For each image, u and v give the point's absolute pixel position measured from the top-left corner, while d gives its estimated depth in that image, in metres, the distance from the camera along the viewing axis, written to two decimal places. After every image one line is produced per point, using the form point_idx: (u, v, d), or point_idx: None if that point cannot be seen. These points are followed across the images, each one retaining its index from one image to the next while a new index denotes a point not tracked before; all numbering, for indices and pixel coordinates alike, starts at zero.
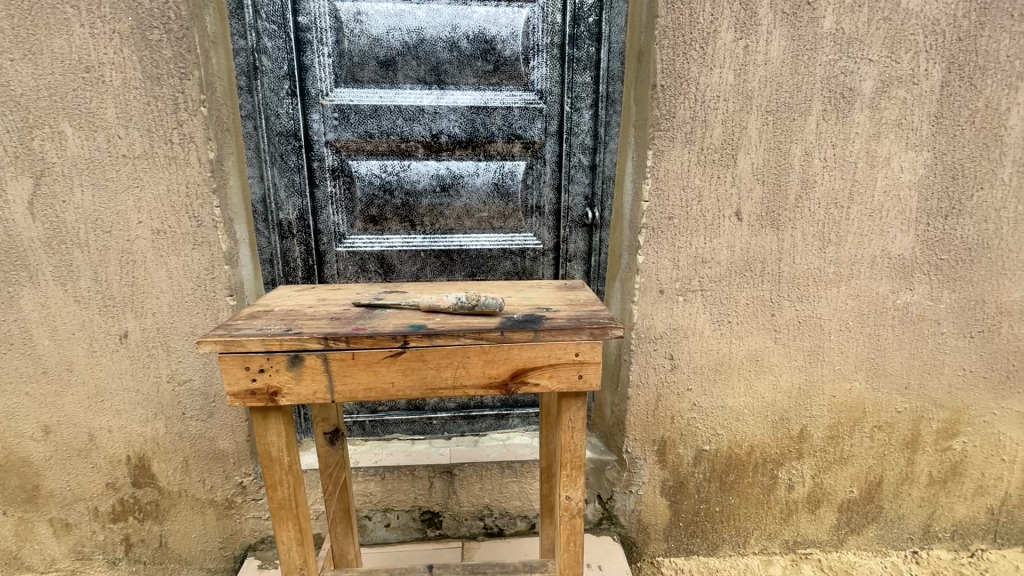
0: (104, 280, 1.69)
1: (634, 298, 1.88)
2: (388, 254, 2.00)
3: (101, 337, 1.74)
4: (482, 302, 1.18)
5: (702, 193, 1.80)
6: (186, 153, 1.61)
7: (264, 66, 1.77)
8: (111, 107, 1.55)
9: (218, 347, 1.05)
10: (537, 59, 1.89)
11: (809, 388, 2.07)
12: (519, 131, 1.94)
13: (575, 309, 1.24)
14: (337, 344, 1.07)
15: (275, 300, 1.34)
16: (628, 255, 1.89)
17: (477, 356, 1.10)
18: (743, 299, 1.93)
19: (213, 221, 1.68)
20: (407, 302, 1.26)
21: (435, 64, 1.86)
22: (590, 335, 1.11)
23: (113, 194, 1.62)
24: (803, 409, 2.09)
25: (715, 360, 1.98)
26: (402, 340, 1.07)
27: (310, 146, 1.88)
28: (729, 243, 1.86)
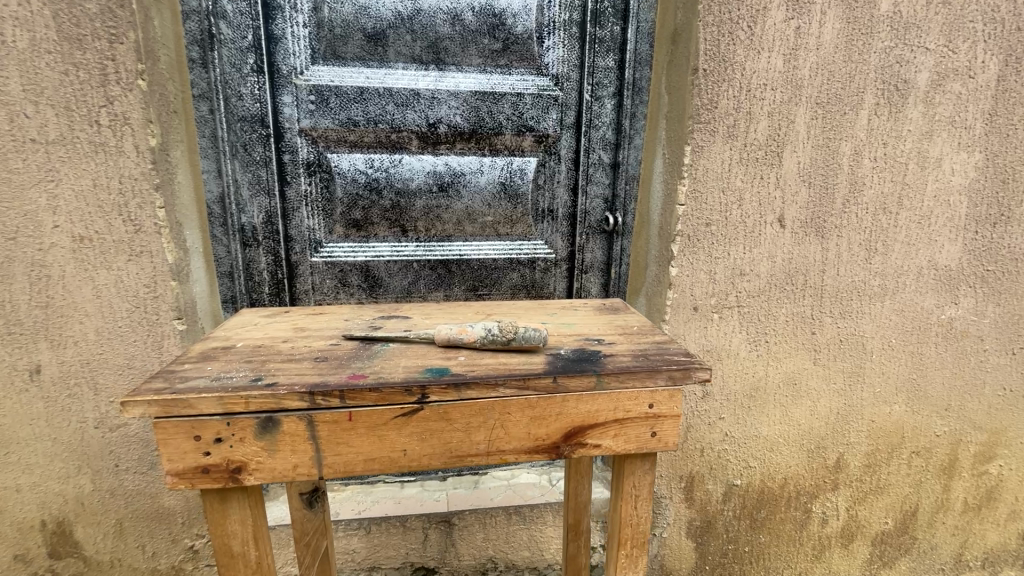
0: (8, 302, 1.31)
1: (665, 317, 1.62)
2: (375, 266, 1.69)
3: (5, 374, 1.35)
4: (521, 335, 0.90)
5: (743, 196, 1.56)
6: (118, 139, 1.26)
7: (222, 34, 1.42)
8: (14, 76, 1.17)
9: (153, 410, 0.73)
10: (552, 38, 1.63)
11: (848, 414, 1.85)
12: (531, 122, 1.67)
13: (633, 342, 0.97)
14: (328, 401, 0.76)
15: (238, 330, 1.02)
16: (657, 266, 1.64)
17: (521, 412, 0.81)
18: (782, 317, 1.69)
19: (156, 225, 1.33)
20: (418, 335, 0.97)
21: (434, 40, 1.56)
22: (666, 380, 0.84)
23: (18, 190, 1.24)
24: (840, 436, 1.87)
25: (751, 385, 1.74)
26: (419, 394, 0.78)
27: (280, 136, 1.54)
28: (770, 253, 1.62)
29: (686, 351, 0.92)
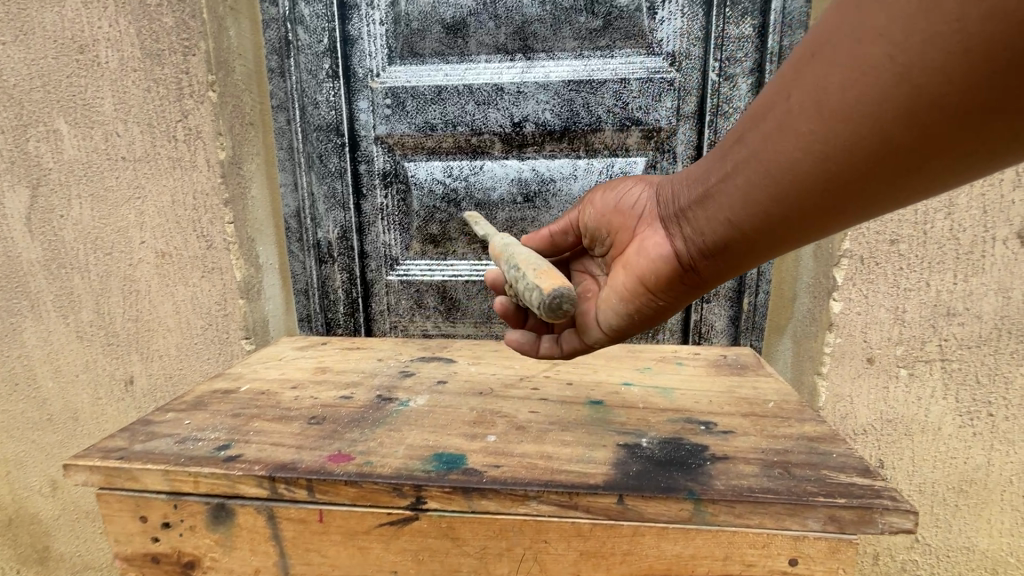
0: (107, 314, 1.33)
1: (822, 370, 1.16)
2: (452, 286, 1.49)
3: (105, 383, 1.37)
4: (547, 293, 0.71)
5: (955, 201, 1.05)
6: (192, 153, 1.22)
7: (299, 40, 1.37)
8: (108, 96, 1.20)
9: (96, 479, 0.59)
10: (668, 6, 1.29)
11: None
12: (638, 114, 1.35)
13: (763, 436, 0.61)
14: (293, 492, 0.55)
15: (260, 366, 0.87)
16: (810, 298, 1.21)
17: (565, 544, 0.53)
18: (1018, 382, 1.10)
19: (225, 241, 1.26)
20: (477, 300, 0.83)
21: (521, 25, 1.33)
22: (822, 523, 0.49)
23: (112, 207, 1.26)
24: None
25: (959, 476, 1.16)
26: (415, 497, 0.53)
27: (356, 145, 1.44)
28: (1000, 285, 1.07)
29: (862, 469, 0.54)
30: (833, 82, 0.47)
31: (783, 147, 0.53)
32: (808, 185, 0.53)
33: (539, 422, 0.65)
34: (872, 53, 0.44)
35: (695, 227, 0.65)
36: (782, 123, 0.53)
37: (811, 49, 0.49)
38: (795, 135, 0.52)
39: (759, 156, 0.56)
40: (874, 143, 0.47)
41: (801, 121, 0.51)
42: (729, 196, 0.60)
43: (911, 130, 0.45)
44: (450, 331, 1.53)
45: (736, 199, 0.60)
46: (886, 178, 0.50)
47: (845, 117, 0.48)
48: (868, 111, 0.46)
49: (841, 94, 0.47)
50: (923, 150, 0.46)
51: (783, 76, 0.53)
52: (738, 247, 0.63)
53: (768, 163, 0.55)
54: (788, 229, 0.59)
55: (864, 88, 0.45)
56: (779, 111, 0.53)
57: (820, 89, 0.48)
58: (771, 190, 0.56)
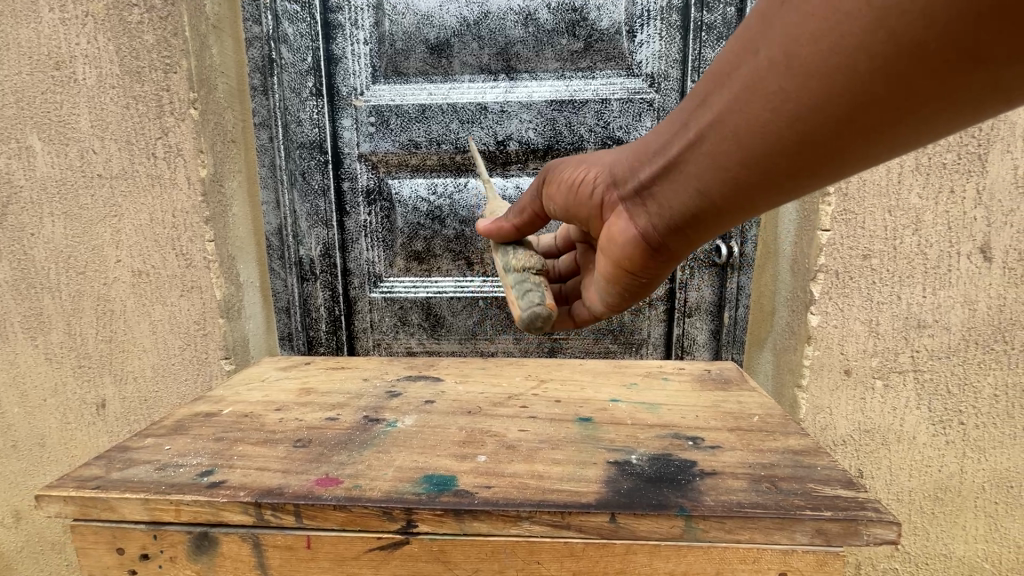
0: (79, 335, 1.28)
1: (802, 382, 1.18)
2: (436, 303, 1.49)
3: (75, 407, 1.32)
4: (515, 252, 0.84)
5: (922, 218, 1.10)
6: (172, 171, 1.20)
7: (283, 58, 1.37)
8: (85, 113, 1.18)
9: (70, 510, 0.56)
10: (647, 30, 1.33)
11: None
12: (618, 133, 1.38)
13: (750, 451, 0.62)
14: (279, 518, 0.54)
15: (241, 388, 0.85)
16: (788, 311, 1.24)
17: (558, 564, 0.53)
18: (986, 392, 1.14)
19: (206, 259, 1.24)
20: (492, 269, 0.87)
21: (504, 46, 1.36)
22: (810, 537, 0.50)
23: (87, 225, 1.23)
24: None
25: (935, 484, 1.19)
26: (405, 521, 0.53)
27: (339, 162, 1.44)
28: (966, 298, 1.11)
29: (846, 482, 0.56)
30: (799, 36, 0.43)
31: (750, 110, 0.48)
32: (778, 149, 0.49)
33: (529, 440, 0.65)
34: (830, 10, 0.40)
35: (662, 200, 0.61)
36: (747, 86, 0.48)
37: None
38: (760, 99, 0.47)
39: (724, 121, 0.51)
40: (842, 103, 0.43)
41: (769, 82, 0.46)
42: (696, 169, 0.56)
43: (885, 84, 0.41)
44: (435, 347, 1.52)
45: (703, 170, 0.55)
46: (862, 136, 0.45)
47: (812, 75, 0.43)
48: (832, 66, 0.42)
49: (800, 49, 0.43)
50: (898, 103, 0.42)
51: (746, 29, 0.48)
52: (711, 218, 0.59)
53: (733, 131, 0.51)
54: (758, 196, 0.55)
55: (828, 42, 0.41)
56: (741, 72, 0.48)
57: (787, 46, 0.44)
58: (741, 157, 0.52)
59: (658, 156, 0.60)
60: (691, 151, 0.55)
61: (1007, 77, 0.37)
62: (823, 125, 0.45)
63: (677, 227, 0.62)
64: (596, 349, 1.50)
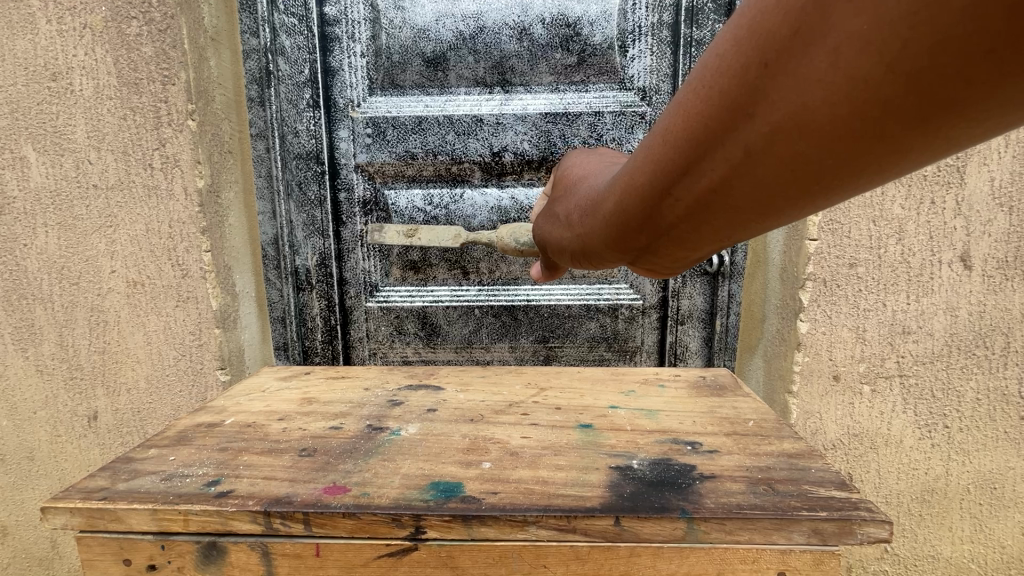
0: (71, 347, 1.27)
1: (792, 388, 1.21)
2: (432, 312, 1.50)
3: (66, 419, 1.30)
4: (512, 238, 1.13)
5: (905, 228, 1.14)
6: (169, 182, 1.20)
7: (280, 70, 1.39)
8: (81, 124, 1.18)
9: (76, 522, 0.56)
10: (638, 45, 1.37)
11: None
12: (611, 145, 1.41)
13: (746, 455, 0.64)
14: (289, 527, 0.55)
15: (241, 398, 0.85)
16: (778, 319, 1.27)
17: (564, 568, 0.54)
18: (969, 395, 1.18)
19: (202, 270, 1.24)
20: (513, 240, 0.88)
21: (499, 59, 1.38)
22: (807, 537, 0.52)
23: (81, 235, 1.22)
24: None
25: (922, 487, 1.22)
26: (414, 528, 0.54)
27: (336, 173, 1.45)
28: (948, 305, 1.15)
29: (839, 483, 0.58)
30: (808, 101, 0.31)
31: (762, 176, 0.37)
32: (810, 199, 0.38)
33: (532, 447, 0.66)
34: (843, 74, 0.29)
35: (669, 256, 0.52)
36: (753, 152, 0.36)
37: (755, 59, 0.33)
38: (773, 164, 0.36)
39: (730, 189, 0.40)
40: (891, 148, 0.32)
41: (781, 147, 0.35)
42: (703, 231, 0.46)
43: (950, 119, 0.29)
44: (430, 356, 1.53)
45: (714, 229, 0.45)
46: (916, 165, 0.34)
47: (845, 133, 0.32)
48: (865, 124, 0.31)
49: (813, 110, 0.32)
50: (977, 127, 0.30)
51: (719, 84, 0.36)
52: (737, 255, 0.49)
53: (746, 194, 0.39)
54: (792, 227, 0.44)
55: (853, 99, 0.30)
56: (734, 138, 0.36)
57: (795, 114, 0.32)
58: (767, 211, 0.41)
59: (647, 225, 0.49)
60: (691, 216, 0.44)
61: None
62: (868, 168, 0.34)
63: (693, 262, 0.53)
64: (590, 356, 1.52)
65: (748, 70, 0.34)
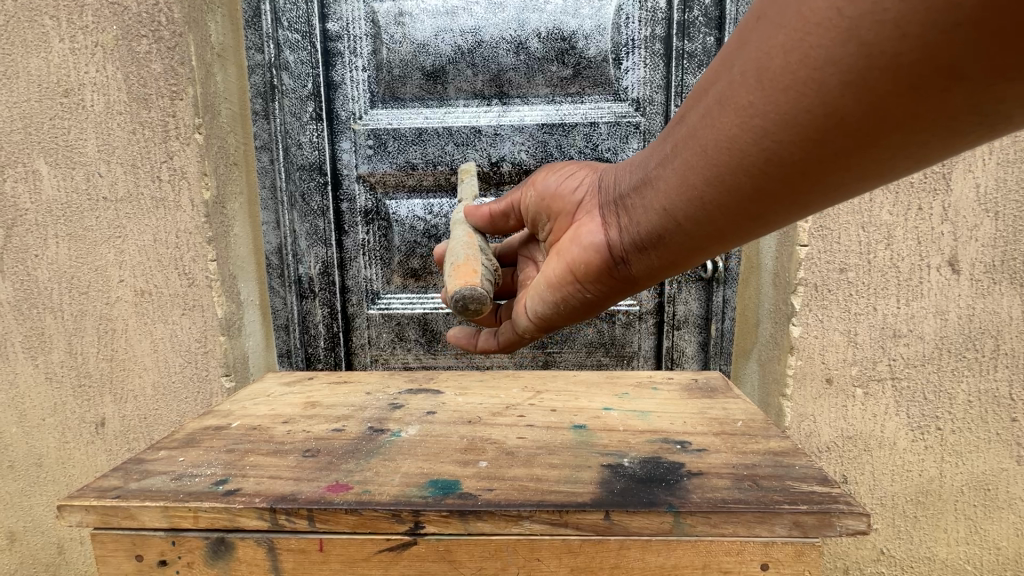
0: (80, 354, 1.30)
1: (786, 391, 1.23)
2: (432, 319, 1.53)
3: (74, 426, 1.33)
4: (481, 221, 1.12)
5: (893, 233, 1.17)
6: (176, 193, 1.24)
7: (284, 85, 1.43)
8: (92, 138, 1.22)
9: (91, 519, 0.59)
10: (632, 58, 1.41)
11: None
12: (607, 155, 1.45)
13: (733, 453, 0.67)
14: (293, 522, 0.57)
15: (247, 403, 0.88)
16: (772, 323, 1.29)
17: (556, 561, 0.57)
18: (960, 398, 1.20)
19: (208, 278, 1.27)
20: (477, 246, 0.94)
21: (497, 72, 1.42)
22: (788, 529, 0.55)
23: (90, 246, 1.26)
24: None
25: (916, 488, 1.24)
26: (413, 523, 0.56)
27: (338, 183, 1.49)
28: (937, 309, 1.17)
29: (821, 478, 0.60)
30: (772, 51, 0.46)
31: (721, 125, 0.52)
32: (745, 162, 0.52)
33: (527, 447, 0.69)
34: (805, 24, 0.43)
35: (634, 215, 0.67)
36: (723, 99, 0.51)
37: (755, 16, 0.48)
38: (734, 112, 0.50)
39: (698, 134, 0.55)
40: (814, 113, 0.45)
41: (742, 94, 0.49)
42: (667, 183, 0.60)
43: (861, 88, 0.42)
44: (431, 362, 1.56)
45: (674, 183, 0.59)
46: (830, 145, 0.47)
47: (783, 87, 0.46)
48: (802, 79, 0.44)
49: (774, 61, 0.46)
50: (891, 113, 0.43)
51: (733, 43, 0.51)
52: (681, 235, 0.63)
53: (706, 144, 0.54)
54: (727, 207, 0.57)
55: (799, 55, 0.44)
56: (717, 86, 0.52)
57: (761, 61, 0.47)
58: (713, 170, 0.54)
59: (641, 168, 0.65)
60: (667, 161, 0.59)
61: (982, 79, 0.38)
62: (792, 133, 0.47)
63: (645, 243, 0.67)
64: (588, 361, 1.55)
65: (748, 26, 0.49)
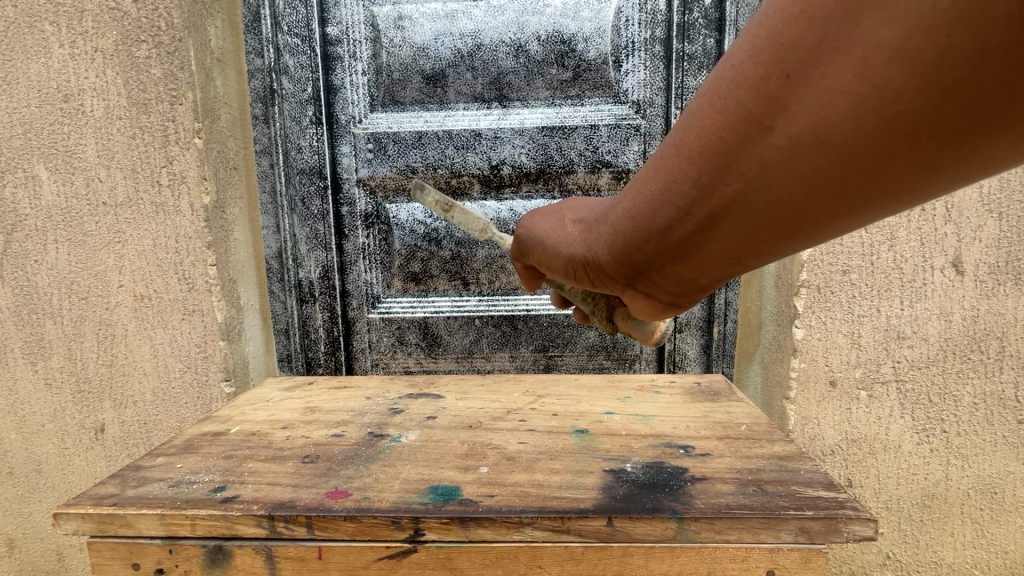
0: (79, 360, 1.29)
1: (789, 395, 1.22)
2: (433, 322, 1.52)
3: (73, 432, 1.32)
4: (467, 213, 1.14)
5: (896, 235, 1.16)
6: (176, 198, 1.23)
7: (284, 89, 1.43)
8: (92, 143, 1.22)
9: (87, 527, 0.59)
10: (632, 60, 1.41)
11: None
12: (607, 157, 1.44)
13: (737, 457, 0.66)
14: (292, 530, 0.57)
15: (246, 408, 0.87)
16: (775, 326, 1.28)
17: (559, 568, 0.56)
18: (966, 400, 1.18)
19: (208, 283, 1.26)
20: None
21: (496, 75, 1.42)
22: (794, 535, 0.54)
23: (90, 251, 1.25)
24: None
25: (922, 492, 1.23)
26: (412, 530, 0.56)
27: (339, 187, 1.49)
28: (941, 310, 1.16)
29: (827, 483, 0.59)
30: (832, 111, 0.36)
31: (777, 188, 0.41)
32: (813, 215, 0.42)
33: (528, 452, 0.68)
34: (870, 86, 0.34)
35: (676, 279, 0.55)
36: (769, 163, 0.40)
37: (780, 72, 0.37)
38: (794, 173, 0.40)
39: (745, 201, 0.43)
40: (910, 161, 0.36)
41: (800, 157, 0.39)
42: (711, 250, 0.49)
43: (967, 134, 0.33)
44: (432, 366, 1.55)
45: (722, 247, 0.48)
46: (934, 178, 0.37)
47: (857, 144, 0.36)
48: (882, 134, 0.35)
49: (834, 121, 0.36)
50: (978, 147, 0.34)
51: (740, 99, 0.40)
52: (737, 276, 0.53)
53: (759, 210, 0.43)
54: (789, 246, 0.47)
55: (876, 114, 0.34)
56: (753, 150, 0.41)
57: (818, 122, 0.37)
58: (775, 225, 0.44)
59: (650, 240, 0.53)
60: (702, 231, 0.48)
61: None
62: (882, 178, 0.38)
63: (690, 290, 0.57)
64: (590, 364, 1.54)
65: (769, 81, 0.38)
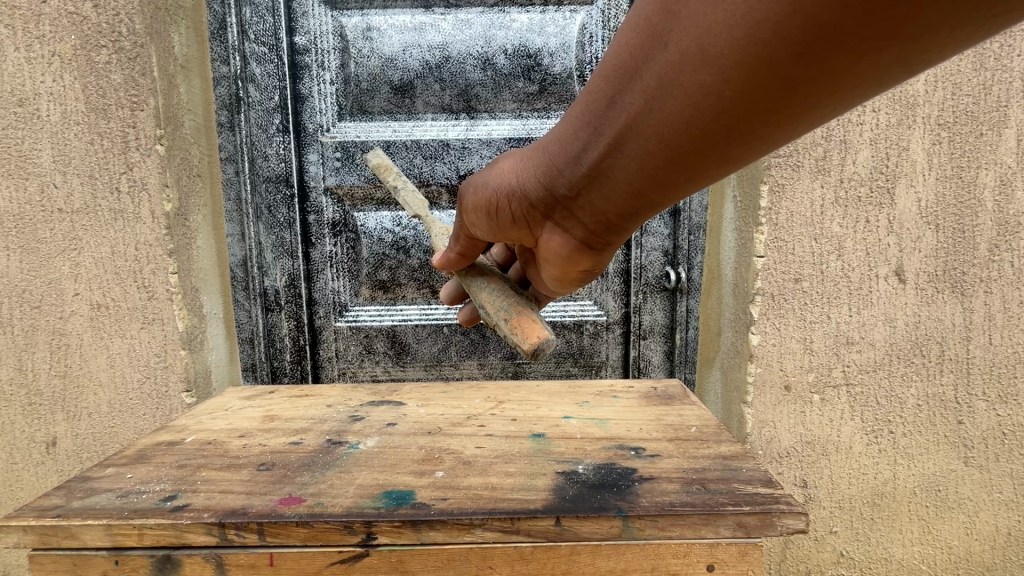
0: (30, 371, 1.25)
1: (747, 399, 1.26)
2: (401, 331, 1.52)
3: (22, 446, 1.27)
4: (388, 171, 1.07)
5: (844, 245, 1.21)
6: (135, 205, 1.21)
7: (250, 97, 1.43)
8: (47, 148, 1.19)
9: (29, 540, 0.57)
10: None
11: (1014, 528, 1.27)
12: None
13: (684, 457, 0.69)
14: (243, 537, 0.57)
15: (203, 418, 0.86)
16: (733, 333, 1.32)
17: (509, 568, 0.58)
18: (910, 402, 1.25)
19: (169, 291, 1.24)
20: (495, 297, 0.85)
21: (465, 87, 1.45)
22: (732, 530, 0.57)
23: (44, 259, 1.22)
24: (1004, 559, 1.28)
25: (873, 491, 1.28)
26: (366, 535, 0.56)
27: (306, 196, 1.49)
28: (886, 317, 1.23)
29: (765, 480, 0.62)
30: (711, 27, 0.42)
31: (668, 108, 0.48)
32: (702, 134, 0.48)
33: (484, 456, 0.70)
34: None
35: (599, 205, 0.63)
36: (663, 80, 0.47)
37: None
38: (681, 90, 0.46)
39: (644, 119, 0.51)
40: (779, 83, 0.42)
41: (686, 74, 0.45)
42: (619, 171, 0.57)
43: (818, 45, 0.39)
44: (400, 375, 1.55)
45: (631, 168, 0.56)
46: (798, 101, 0.44)
47: (728, 63, 0.42)
48: (748, 55, 0.41)
49: (714, 36, 0.42)
50: (837, 68, 0.40)
51: (648, 15, 0.46)
52: (647, 208, 0.62)
53: (655, 132, 0.51)
54: (693, 173, 0.54)
55: (744, 30, 0.40)
56: (652, 66, 0.47)
57: (699, 38, 0.43)
58: (670, 150, 0.51)
59: (577, 164, 0.61)
60: (614, 151, 0.56)
61: (917, 48, 0.37)
62: (756, 101, 0.44)
63: (611, 219, 0.65)
64: (557, 371, 1.57)
65: None
